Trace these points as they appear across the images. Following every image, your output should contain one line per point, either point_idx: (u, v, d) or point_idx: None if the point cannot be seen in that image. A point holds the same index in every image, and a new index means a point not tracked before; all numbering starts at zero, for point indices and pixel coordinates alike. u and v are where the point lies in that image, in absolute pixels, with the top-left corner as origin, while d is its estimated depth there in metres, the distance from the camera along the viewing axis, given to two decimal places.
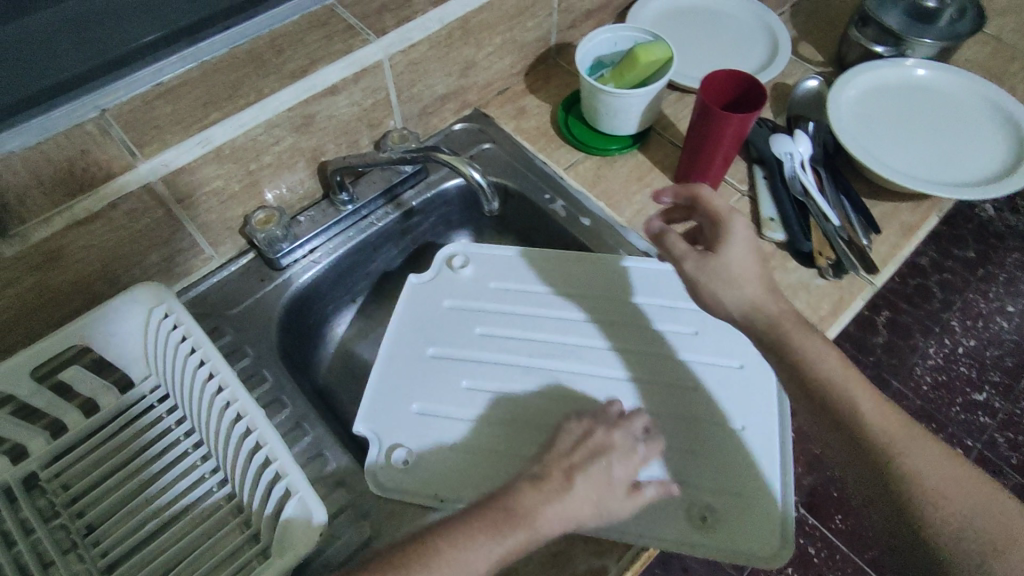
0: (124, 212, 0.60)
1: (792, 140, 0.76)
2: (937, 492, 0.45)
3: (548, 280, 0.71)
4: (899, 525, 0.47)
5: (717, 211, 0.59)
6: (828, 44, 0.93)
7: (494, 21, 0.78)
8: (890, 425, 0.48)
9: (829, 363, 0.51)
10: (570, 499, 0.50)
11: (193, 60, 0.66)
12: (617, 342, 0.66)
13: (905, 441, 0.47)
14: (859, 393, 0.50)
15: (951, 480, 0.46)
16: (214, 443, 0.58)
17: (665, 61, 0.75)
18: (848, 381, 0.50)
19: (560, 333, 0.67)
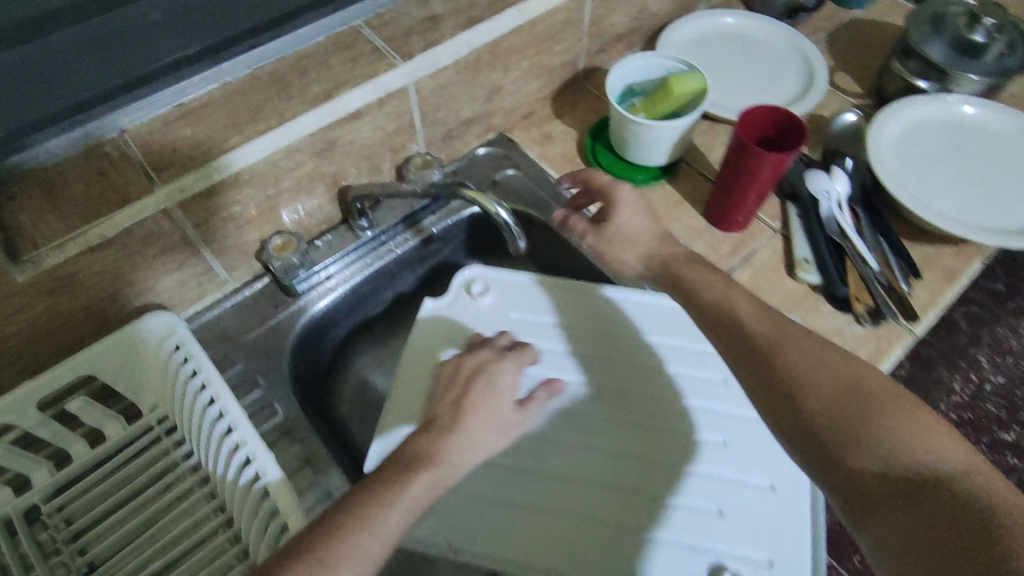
0: (139, 237, 0.59)
1: (830, 178, 0.73)
2: (819, 381, 0.47)
3: (566, 314, 0.69)
4: (783, 423, 0.48)
5: (603, 186, 0.66)
6: (866, 75, 0.90)
7: (523, 45, 0.75)
8: (765, 330, 0.51)
9: (707, 286, 0.56)
10: (468, 425, 0.55)
11: (215, 80, 0.63)
12: (630, 381, 0.65)
13: (782, 342, 0.50)
14: (733, 304, 0.54)
15: (826, 363, 0.48)
16: (220, 483, 0.56)
17: (698, 93, 0.72)
18: (723, 298, 0.55)
19: (574, 372, 0.66)
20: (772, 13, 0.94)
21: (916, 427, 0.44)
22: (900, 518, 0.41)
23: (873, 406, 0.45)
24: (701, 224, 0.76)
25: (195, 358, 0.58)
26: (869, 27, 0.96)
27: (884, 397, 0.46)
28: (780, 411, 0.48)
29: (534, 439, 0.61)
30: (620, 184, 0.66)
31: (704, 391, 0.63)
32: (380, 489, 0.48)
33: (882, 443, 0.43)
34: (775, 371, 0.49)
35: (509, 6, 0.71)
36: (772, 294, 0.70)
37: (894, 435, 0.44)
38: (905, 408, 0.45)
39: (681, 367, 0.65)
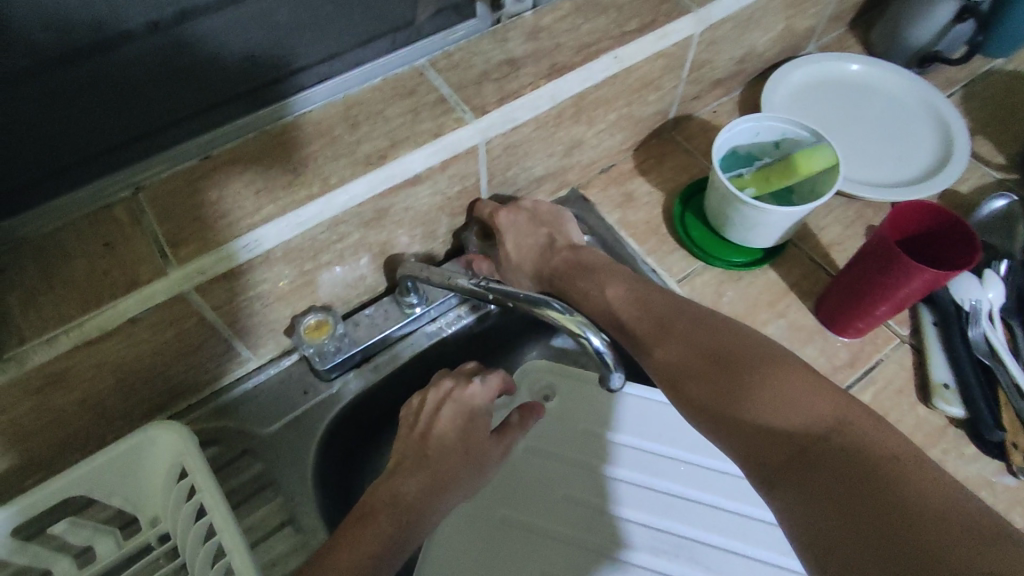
0: (148, 325, 0.49)
1: (981, 283, 0.60)
2: (699, 362, 0.48)
3: (625, 428, 0.63)
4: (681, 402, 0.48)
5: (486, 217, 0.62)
6: (1013, 143, 0.76)
7: (614, 96, 0.63)
8: (647, 324, 0.52)
9: (586, 281, 0.59)
10: (441, 473, 0.56)
11: (251, 129, 0.53)
12: (685, 515, 0.58)
13: (660, 331, 0.51)
14: (616, 299, 0.56)
15: (704, 337, 0.49)
16: None
17: (826, 170, 0.59)
18: (608, 300, 0.56)
19: (631, 501, 0.59)
20: (898, 61, 0.80)
21: (791, 385, 0.43)
22: (793, 483, 0.39)
23: (747, 372, 0.45)
24: (811, 323, 0.64)
25: (196, 475, 0.47)
26: (1013, 80, 0.81)
27: (763, 363, 0.45)
28: (677, 396, 0.48)
29: None
30: (499, 210, 0.62)
31: (764, 538, 0.57)
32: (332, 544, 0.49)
33: (769, 411, 0.42)
34: (658, 361, 0.50)
35: (605, 51, 0.59)
36: (900, 424, 0.58)
37: (768, 401, 0.43)
38: (781, 368, 0.44)
39: (743, 506, 0.59)
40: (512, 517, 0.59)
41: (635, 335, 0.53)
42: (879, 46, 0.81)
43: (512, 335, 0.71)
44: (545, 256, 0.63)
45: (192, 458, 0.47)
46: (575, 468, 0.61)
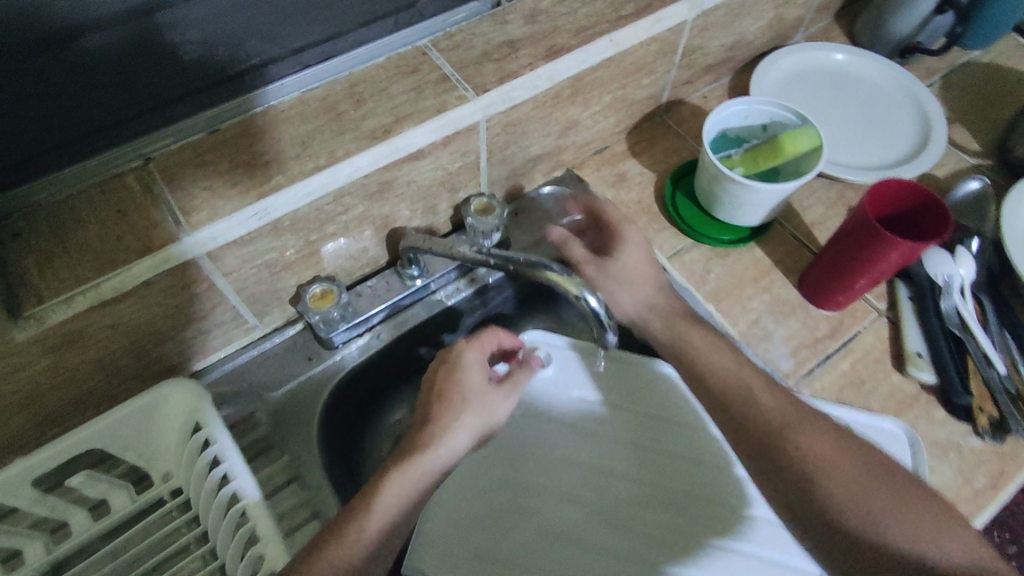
0: (160, 289, 0.51)
1: (952, 259, 0.63)
2: (845, 466, 0.46)
3: (621, 394, 0.65)
4: (794, 487, 0.47)
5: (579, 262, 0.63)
6: (987, 129, 0.79)
7: (609, 78, 0.66)
8: (788, 414, 0.49)
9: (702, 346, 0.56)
10: (448, 444, 0.54)
11: (257, 105, 0.55)
12: (687, 476, 0.61)
13: (806, 422, 0.49)
14: (753, 382, 0.52)
15: (833, 441, 0.48)
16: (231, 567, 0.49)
17: (809, 152, 0.62)
18: (740, 376, 0.53)
19: (633, 463, 0.62)
20: (881, 51, 0.83)
21: (922, 516, 0.44)
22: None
23: (886, 500, 0.45)
24: (794, 298, 0.67)
25: (211, 429, 0.50)
26: (987, 71, 0.85)
27: (907, 488, 0.46)
28: (791, 487, 0.47)
29: (570, 541, 0.58)
30: (624, 225, 0.63)
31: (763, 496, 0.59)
32: (349, 515, 0.48)
33: (898, 531, 0.43)
34: (803, 461, 0.47)
35: (601, 35, 0.61)
36: (876, 391, 0.61)
37: (867, 495, 0.45)
38: (917, 496, 0.45)
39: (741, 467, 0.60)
40: (524, 485, 0.61)
41: (765, 424, 0.49)
42: (862, 37, 0.84)
43: (509, 308, 0.73)
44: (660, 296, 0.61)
45: (206, 414, 0.50)
46: (579, 432, 0.64)
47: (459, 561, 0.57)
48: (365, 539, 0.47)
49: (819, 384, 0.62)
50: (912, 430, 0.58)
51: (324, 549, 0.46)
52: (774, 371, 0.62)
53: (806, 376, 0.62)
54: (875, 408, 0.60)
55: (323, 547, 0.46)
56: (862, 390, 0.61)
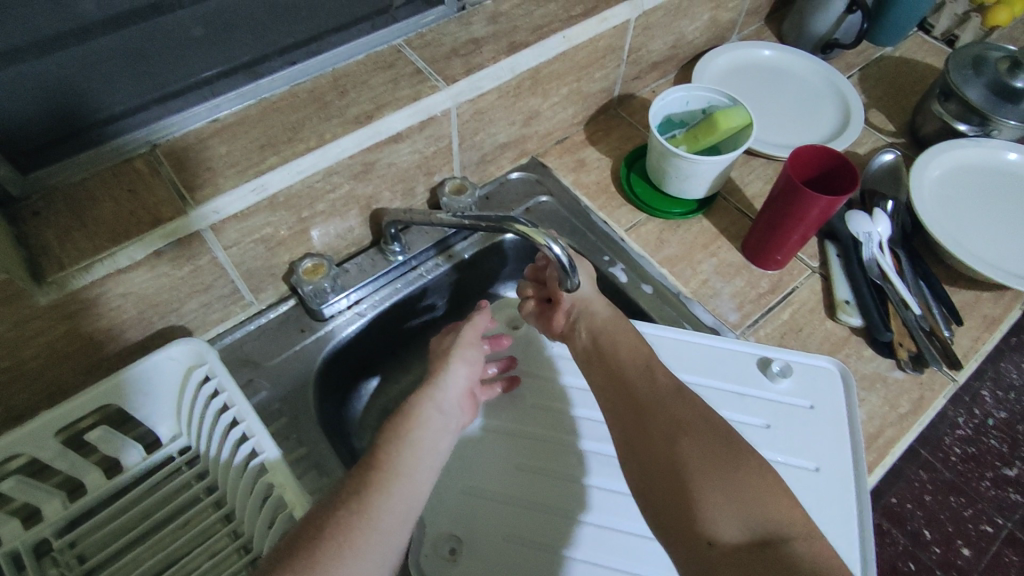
0: (168, 259, 0.56)
1: (871, 219, 0.71)
2: (689, 431, 0.43)
3: None
4: (621, 403, 0.48)
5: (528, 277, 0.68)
6: (899, 113, 0.90)
7: (564, 71, 0.74)
8: (656, 388, 0.48)
9: (627, 348, 0.53)
10: (435, 423, 0.51)
11: (252, 96, 0.61)
12: (566, 423, 0.64)
13: (671, 397, 0.46)
14: (644, 359, 0.51)
15: (675, 387, 0.47)
16: (240, 507, 0.54)
17: (744, 127, 0.71)
18: (636, 354, 0.52)
19: (508, 422, 0.64)
20: (806, 48, 0.94)
21: (727, 459, 0.41)
22: (672, 526, 0.40)
23: (696, 432, 0.43)
24: (738, 260, 0.75)
25: (219, 378, 0.55)
26: (899, 64, 0.96)
27: (739, 460, 0.41)
28: (635, 424, 0.46)
29: (541, 476, 0.61)
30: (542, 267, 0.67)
31: (750, 435, 0.61)
32: (376, 479, 0.45)
33: (704, 496, 0.40)
34: (658, 420, 0.45)
35: (555, 32, 0.70)
36: (812, 335, 0.69)
37: (703, 454, 0.42)
38: (750, 476, 0.41)
39: (735, 413, 0.62)
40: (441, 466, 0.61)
41: (634, 389, 0.48)
42: (790, 36, 0.94)
43: (483, 283, 0.80)
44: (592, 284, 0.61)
45: (214, 364, 0.55)
46: (502, 414, 0.65)
47: (448, 510, 0.58)
48: (390, 499, 0.44)
49: (762, 332, 0.70)
50: (845, 366, 0.65)
51: (349, 515, 0.42)
52: (722, 323, 0.70)
53: (750, 326, 0.70)
54: (811, 350, 0.68)
55: (348, 509, 0.42)
56: (800, 335, 0.69)
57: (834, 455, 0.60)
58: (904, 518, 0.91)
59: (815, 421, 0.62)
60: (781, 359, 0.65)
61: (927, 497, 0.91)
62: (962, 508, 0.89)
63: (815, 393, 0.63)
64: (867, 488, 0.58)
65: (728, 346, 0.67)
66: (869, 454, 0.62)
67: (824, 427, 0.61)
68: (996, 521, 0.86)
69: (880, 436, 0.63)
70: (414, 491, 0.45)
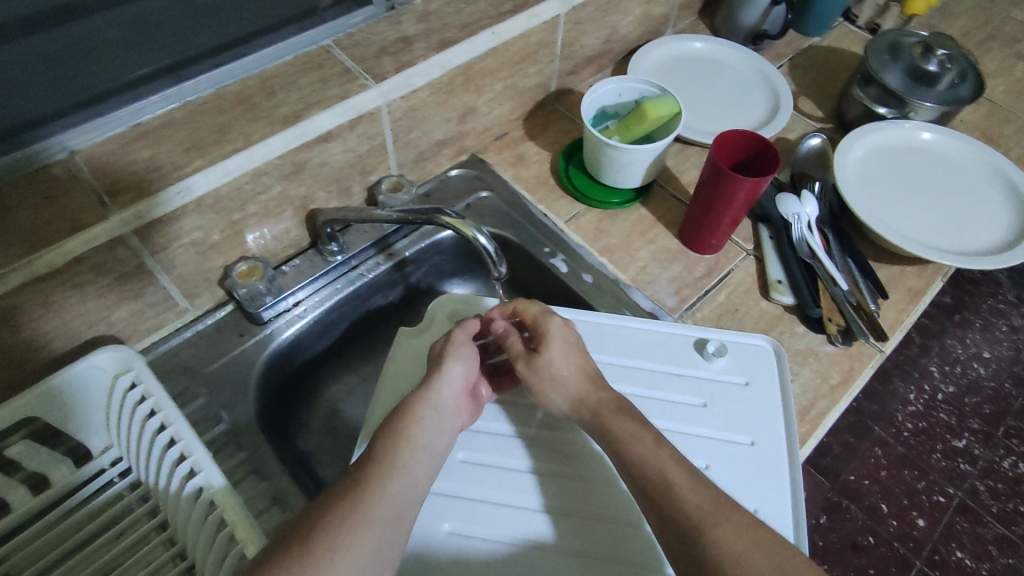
0: (91, 267, 0.55)
1: (799, 201, 0.74)
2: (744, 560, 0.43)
3: None
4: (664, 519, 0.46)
5: (532, 319, 0.59)
6: (827, 99, 0.93)
7: (496, 67, 0.75)
8: (696, 503, 0.46)
9: (644, 449, 0.49)
10: (428, 424, 0.51)
11: (176, 99, 0.60)
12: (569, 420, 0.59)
13: (718, 513, 0.45)
14: (671, 472, 0.48)
15: (709, 499, 0.46)
16: (175, 518, 0.53)
17: (671, 116, 0.73)
18: (659, 460, 0.49)
19: (522, 422, 0.59)
20: (737, 39, 0.96)
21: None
22: None
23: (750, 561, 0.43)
24: (676, 246, 0.77)
25: (147, 385, 0.55)
26: (827, 53, 0.99)
27: None
28: (683, 551, 0.44)
29: (508, 470, 0.56)
30: (549, 317, 0.59)
31: (684, 415, 0.62)
32: (354, 495, 0.45)
33: None
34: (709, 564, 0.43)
35: (484, 28, 0.70)
36: (747, 315, 0.71)
37: None
38: None
39: (669, 394, 0.63)
40: (459, 479, 0.55)
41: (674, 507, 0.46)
42: (721, 29, 0.97)
43: (431, 282, 0.81)
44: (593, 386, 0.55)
45: (143, 372, 0.55)
46: None
47: None
48: (385, 496, 0.46)
49: (699, 315, 0.71)
50: (778, 344, 0.67)
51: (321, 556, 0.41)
52: (659, 307, 0.72)
53: (688, 309, 0.72)
54: (746, 330, 0.70)
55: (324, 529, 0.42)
56: (735, 316, 0.71)
57: (767, 429, 0.61)
58: (860, 493, 0.91)
59: (749, 397, 0.63)
60: (717, 339, 0.67)
61: (882, 472, 0.92)
62: (915, 481, 0.91)
63: (748, 372, 0.65)
64: (799, 460, 0.60)
65: (670, 329, 0.68)
66: (803, 428, 0.64)
67: (759, 403, 0.63)
68: (947, 490, 0.90)
69: (813, 408, 0.65)
70: (405, 491, 0.47)
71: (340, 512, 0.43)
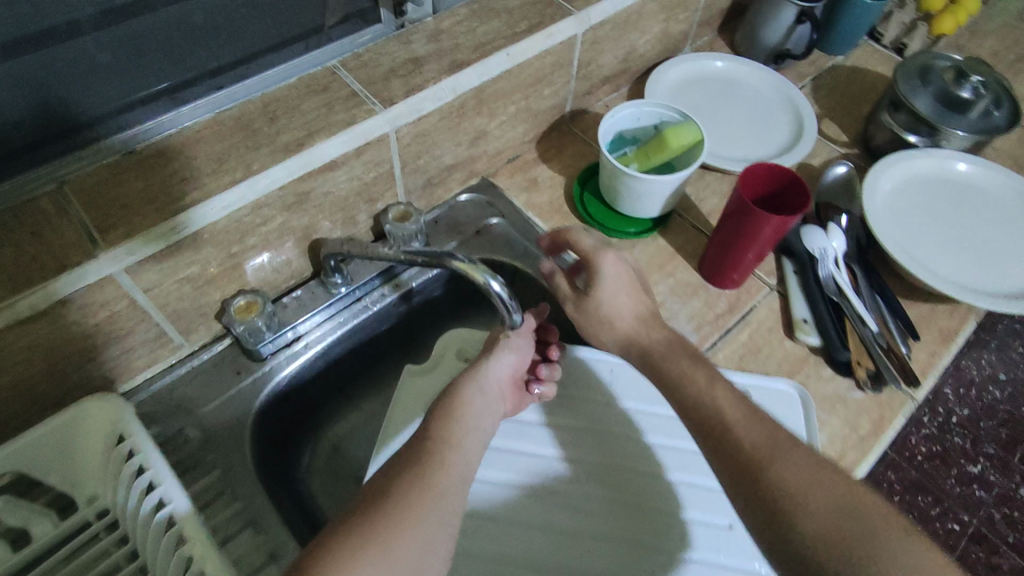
0: (78, 308, 0.52)
1: (825, 234, 0.70)
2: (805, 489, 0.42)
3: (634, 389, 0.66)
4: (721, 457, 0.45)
5: (585, 252, 0.58)
6: (852, 123, 0.89)
7: (510, 90, 0.71)
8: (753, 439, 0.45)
9: (696, 389, 0.49)
10: (474, 407, 0.53)
11: (172, 125, 0.57)
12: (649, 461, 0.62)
13: (777, 448, 0.44)
14: (723, 409, 0.47)
15: (763, 434, 0.45)
16: None
17: (693, 145, 0.70)
18: (711, 398, 0.48)
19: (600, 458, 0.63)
20: (759, 58, 0.92)
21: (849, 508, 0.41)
22: None
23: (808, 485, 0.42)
24: (696, 280, 0.73)
25: (135, 438, 0.51)
26: (850, 73, 0.96)
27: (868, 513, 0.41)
28: (744, 485, 0.44)
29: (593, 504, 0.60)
30: (602, 253, 0.57)
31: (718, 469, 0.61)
32: (415, 467, 0.46)
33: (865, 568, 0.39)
34: (769, 491, 0.42)
35: (499, 49, 0.67)
36: (771, 356, 0.68)
37: (831, 510, 0.41)
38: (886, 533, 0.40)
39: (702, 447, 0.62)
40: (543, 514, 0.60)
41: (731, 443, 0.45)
42: (742, 47, 0.93)
43: (440, 312, 0.78)
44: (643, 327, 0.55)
45: (132, 427, 0.52)
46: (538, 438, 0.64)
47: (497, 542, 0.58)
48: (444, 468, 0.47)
49: (720, 355, 0.68)
50: (803, 390, 0.64)
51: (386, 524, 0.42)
52: None
53: (709, 349, 0.68)
54: (771, 373, 0.66)
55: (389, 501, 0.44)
56: (759, 357, 0.68)
57: None
58: None
59: None
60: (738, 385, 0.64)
61: None
62: None
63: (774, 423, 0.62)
64: None
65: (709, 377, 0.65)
66: None
67: None
68: None
69: (842, 460, 0.62)
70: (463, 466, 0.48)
71: (405, 485, 0.45)
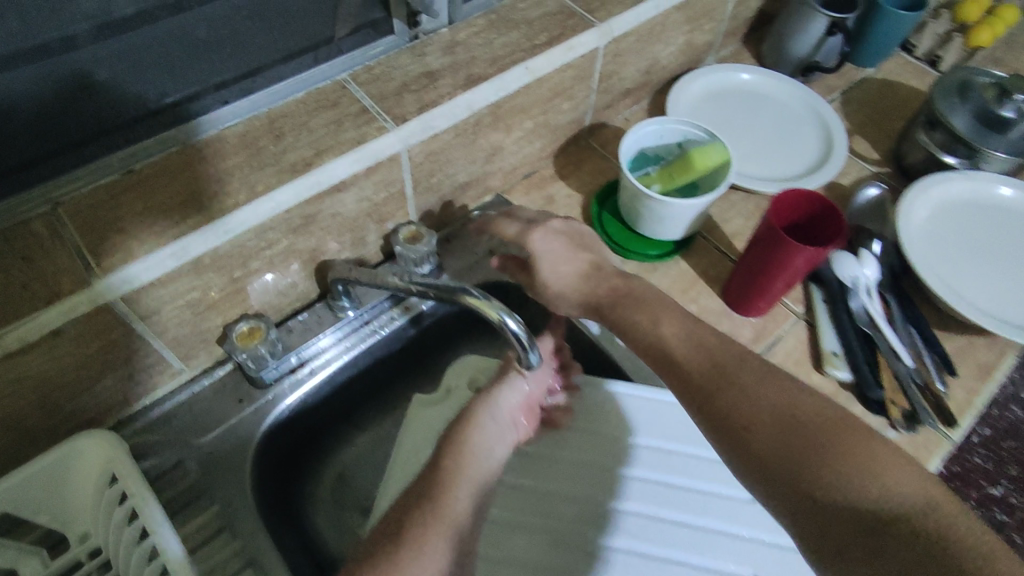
0: (73, 337, 0.49)
1: (858, 261, 0.67)
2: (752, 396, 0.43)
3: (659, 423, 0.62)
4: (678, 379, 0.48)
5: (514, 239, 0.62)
6: (883, 140, 0.85)
7: (528, 105, 0.68)
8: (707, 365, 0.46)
9: (647, 331, 0.52)
10: (488, 436, 0.50)
11: (173, 143, 0.53)
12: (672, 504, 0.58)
13: (731, 364, 0.46)
14: (673, 338, 0.50)
15: (706, 347, 0.48)
16: None
17: (718, 167, 0.66)
18: (659, 329, 0.51)
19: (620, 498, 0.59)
20: (786, 70, 0.88)
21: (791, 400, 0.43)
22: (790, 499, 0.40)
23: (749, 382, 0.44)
24: (719, 307, 0.70)
25: (127, 477, 0.49)
26: (881, 87, 0.92)
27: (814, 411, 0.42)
28: (702, 403, 0.45)
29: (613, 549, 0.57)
30: (530, 233, 0.61)
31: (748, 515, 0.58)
32: (427, 500, 0.44)
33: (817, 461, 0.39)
34: (721, 405, 0.44)
35: (517, 63, 0.63)
36: None
37: (772, 402, 0.43)
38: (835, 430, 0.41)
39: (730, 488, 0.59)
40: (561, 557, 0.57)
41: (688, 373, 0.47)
42: (769, 58, 0.89)
43: (451, 334, 0.75)
44: (590, 282, 0.58)
45: (125, 466, 0.49)
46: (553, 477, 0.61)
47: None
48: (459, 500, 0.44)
49: None
50: None
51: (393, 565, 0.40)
52: None
53: None
54: None
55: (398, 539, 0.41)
56: None
57: None
58: None
59: None
60: None
61: None
62: None
63: None
64: None
65: None
66: None
67: None
68: None
69: None
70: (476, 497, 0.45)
71: (416, 522, 0.42)
